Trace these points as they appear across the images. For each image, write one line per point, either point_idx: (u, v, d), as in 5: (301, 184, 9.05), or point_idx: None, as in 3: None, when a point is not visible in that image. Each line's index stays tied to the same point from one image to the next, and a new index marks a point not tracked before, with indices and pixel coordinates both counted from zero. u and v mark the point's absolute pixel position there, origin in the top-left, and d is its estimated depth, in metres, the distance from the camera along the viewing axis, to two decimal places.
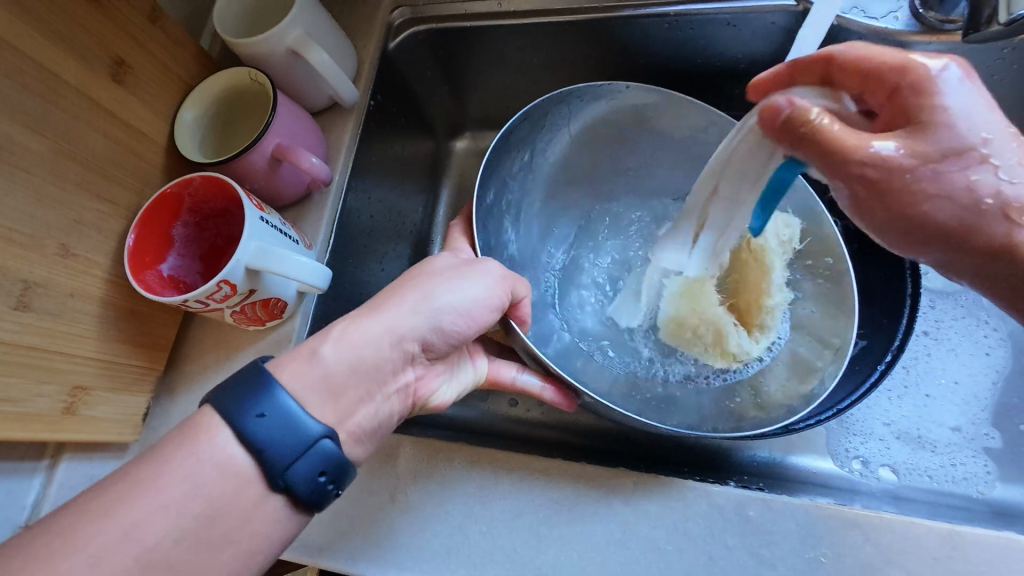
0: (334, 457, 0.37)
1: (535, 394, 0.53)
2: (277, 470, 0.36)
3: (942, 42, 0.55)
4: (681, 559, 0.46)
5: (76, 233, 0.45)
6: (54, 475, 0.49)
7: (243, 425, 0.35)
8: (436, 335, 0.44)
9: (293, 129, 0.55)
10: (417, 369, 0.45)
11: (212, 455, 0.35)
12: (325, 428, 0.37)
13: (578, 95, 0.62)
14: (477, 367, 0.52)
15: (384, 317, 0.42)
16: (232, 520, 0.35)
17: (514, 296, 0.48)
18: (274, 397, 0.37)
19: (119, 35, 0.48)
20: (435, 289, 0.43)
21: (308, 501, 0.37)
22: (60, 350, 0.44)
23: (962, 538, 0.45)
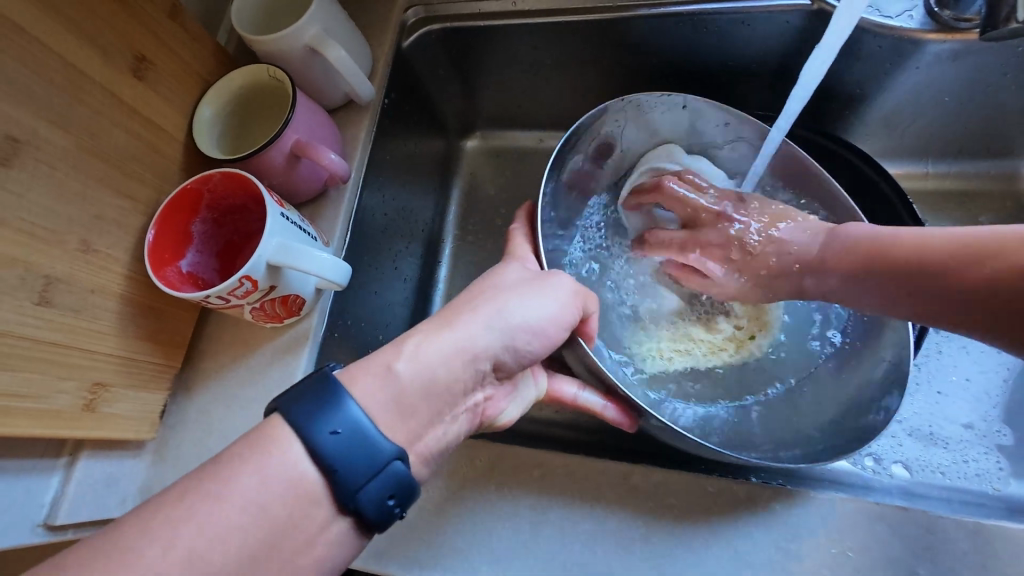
0: (404, 480, 0.35)
1: (596, 413, 0.52)
2: (348, 491, 0.34)
3: (955, 41, 0.56)
4: (705, 554, 0.46)
5: (97, 228, 0.45)
6: (72, 473, 0.48)
7: (316, 441, 0.34)
8: (509, 354, 0.43)
9: (311, 126, 0.55)
10: (485, 390, 0.44)
11: (284, 469, 0.33)
12: (397, 448, 0.35)
13: (612, 111, 0.61)
14: (538, 383, 0.50)
15: (459, 337, 0.40)
16: (303, 518, 0.33)
17: (585, 311, 0.48)
18: (345, 410, 0.35)
19: (140, 32, 0.48)
20: (510, 305, 0.43)
21: (374, 524, 0.35)
22: (80, 346, 0.44)
23: (987, 530, 0.45)
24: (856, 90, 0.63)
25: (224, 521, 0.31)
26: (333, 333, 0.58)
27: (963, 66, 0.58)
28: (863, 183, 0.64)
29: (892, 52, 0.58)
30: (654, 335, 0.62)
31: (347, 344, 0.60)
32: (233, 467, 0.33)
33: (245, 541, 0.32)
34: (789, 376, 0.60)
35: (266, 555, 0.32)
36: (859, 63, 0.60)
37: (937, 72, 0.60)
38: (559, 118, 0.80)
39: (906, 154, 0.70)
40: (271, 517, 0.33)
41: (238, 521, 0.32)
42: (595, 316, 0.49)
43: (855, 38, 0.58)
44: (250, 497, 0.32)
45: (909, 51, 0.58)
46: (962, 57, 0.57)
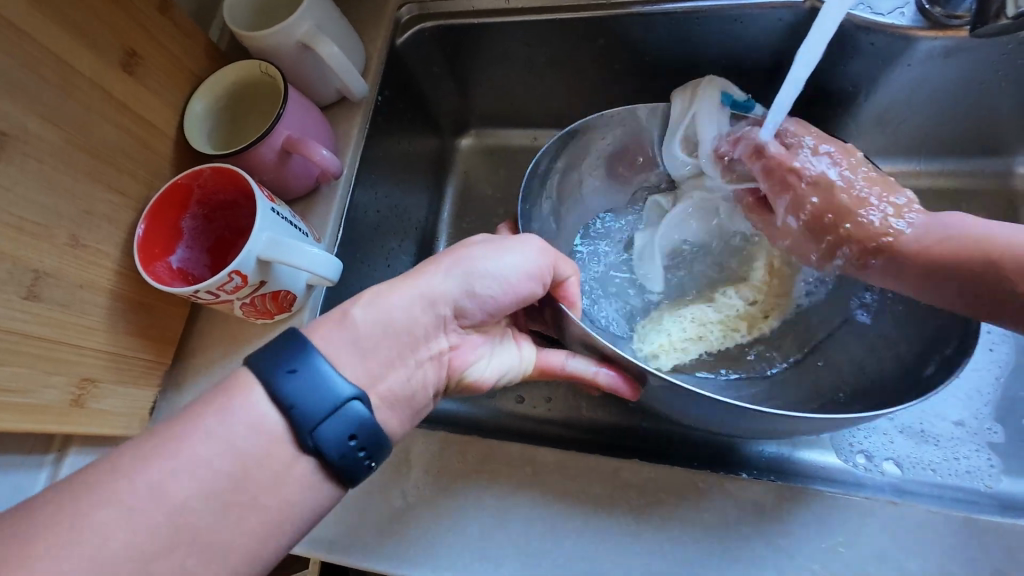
0: (364, 421, 0.37)
1: (587, 379, 0.49)
2: (307, 429, 0.36)
3: (948, 37, 0.56)
4: (695, 550, 0.46)
5: (87, 223, 0.45)
6: (60, 469, 0.48)
7: (276, 382, 0.36)
8: (469, 301, 0.44)
9: (303, 122, 0.55)
10: (450, 337, 0.45)
11: (246, 412, 0.36)
12: (355, 390, 0.38)
13: (549, 155, 0.62)
14: (523, 352, 0.49)
15: (417, 283, 0.42)
16: (267, 457, 0.36)
17: (555, 273, 0.48)
18: (308, 359, 0.38)
19: (132, 27, 0.48)
20: (474, 256, 0.44)
21: (338, 466, 0.37)
22: (69, 341, 0.44)
23: (974, 525, 0.45)
24: (849, 87, 0.63)
25: (191, 456, 0.34)
26: None
27: (955, 64, 0.59)
28: None
29: (884, 49, 0.58)
30: (669, 308, 0.62)
31: None
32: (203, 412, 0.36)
33: (211, 477, 0.34)
34: (816, 337, 0.60)
35: (231, 492, 0.35)
36: (851, 60, 0.61)
37: (929, 70, 0.60)
38: (553, 117, 0.80)
39: (900, 153, 0.70)
40: (235, 454, 0.35)
41: (203, 456, 0.35)
42: (573, 280, 0.49)
43: (847, 34, 0.58)
44: (215, 436, 0.35)
45: (901, 48, 0.58)
46: (953, 54, 0.58)
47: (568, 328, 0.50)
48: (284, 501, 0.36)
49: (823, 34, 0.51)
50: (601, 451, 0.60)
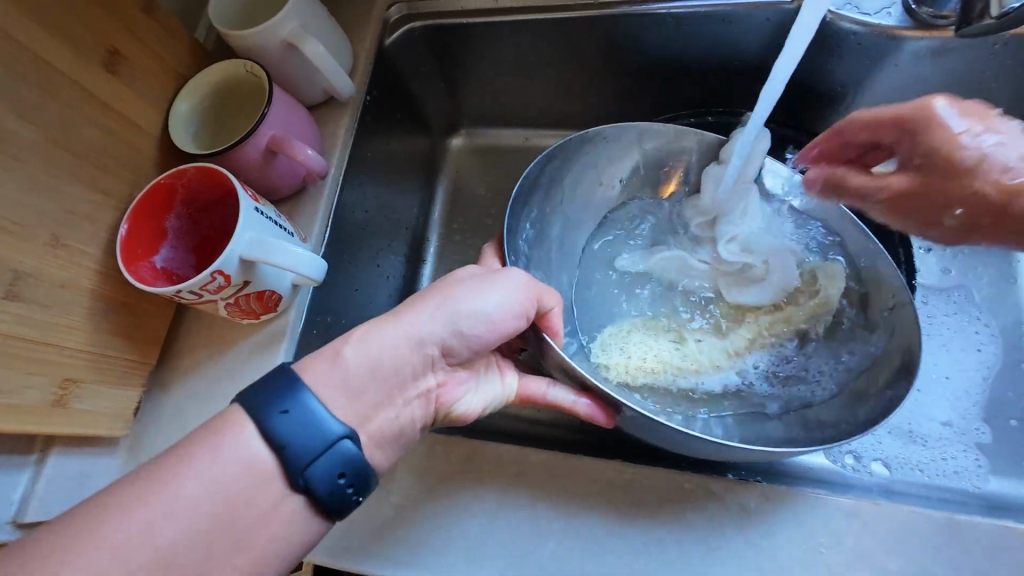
0: (353, 459, 0.38)
1: (568, 409, 0.48)
2: (298, 467, 0.37)
3: (933, 37, 0.56)
4: (678, 550, 0.45)
5: (68, 223, 0.45)
6: (42, 470, 0.47)
7: (267, 422, 0.36)
8: (455, 340, 0.43)
9: (289, 122, 0.55)
10: (438, 374, 0.45)
11: (235, 449, 0.36)
12: (346, 429, 0.38)
13: (544, 167, 0.60)
14: (506, 381, 0.49)
15: (404, 320, 0.42)
16: (256, 496, 0.36)
17: (541, 306, 0.47)
18: (298, 396, 0.38)
19: (115, 27, 0.48)
20: (458, 295, 0.43)
21: (326, 502, 0.38)
22: (50, 341, 0.44)
23: (958, 525, 0.45)
24: (837, 88, 0.63)
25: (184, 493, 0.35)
26: (310, 330, 0.57)
27: (942, 65, 0.59)
28: None
29: (871, 50, 0.58)
30: (638, 330, 0.60)
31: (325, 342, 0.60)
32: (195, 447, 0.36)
33: (201, 513, 0.35)
34: (806, 361, 0.57)
35: (221, 531, 0.35)
36: (839, 61, 0.61)
37: (916, 70, 0.60)
38: (544, 117, 0.80)
39: None
40: (222, 491, 0.35)
41: (191, 495, 0.35)
42: (556, 311, 0.48)
43: (834, 35, 0.58)
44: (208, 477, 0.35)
45: (888, 48, 0.58)
46: (940, 54, 0.58)
47: (548, 354, 0.50)
48: (270, 538, 0.36)
49: (800, 38, 0.52)
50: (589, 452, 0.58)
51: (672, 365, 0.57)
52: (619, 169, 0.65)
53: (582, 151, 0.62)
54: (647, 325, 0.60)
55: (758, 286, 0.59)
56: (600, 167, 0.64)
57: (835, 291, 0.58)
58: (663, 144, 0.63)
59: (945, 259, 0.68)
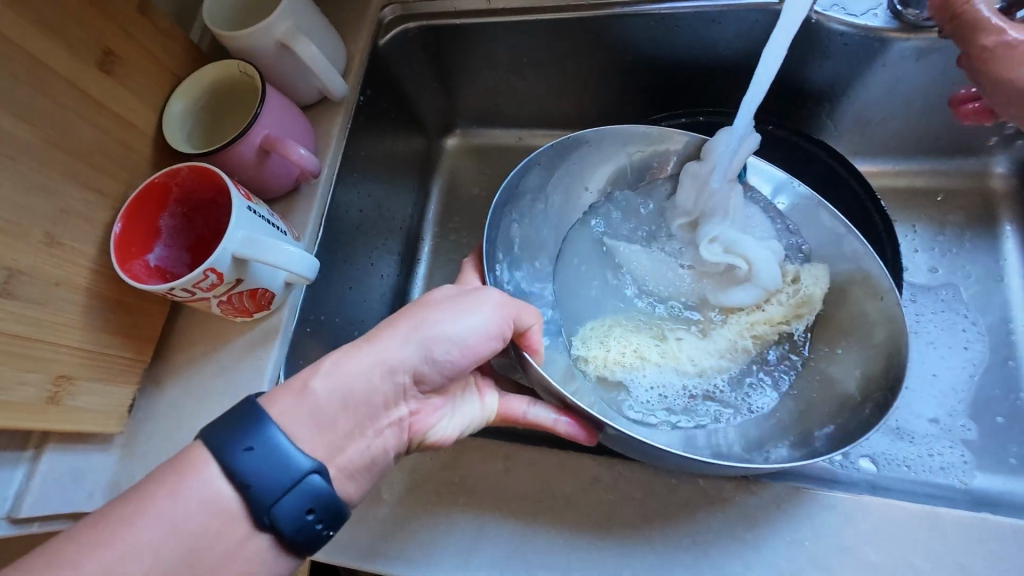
0: (321, 494, 0.38)
1: (549, 427, 0.49)
2: (263, 506, 0.37)
3: (920, 38, 0.57)
4: (665, 543, 0.46)
5: (62, 222, 0.45)
6: (37, 467, 0.48)
7: (232, 461, 0.37)
8: (428, 366, 0.44)
9: (282, 121, 0.55)
10: (411, 403, 0.45)
11: (200, 489, 0.37)
12: (314, 463, 0.38)
13: (525, 172, 0.60)
14: (486, 403, 0.49)
15: (376, 347, 0.42)
16: (221, 534, 0.37)
17: (517, 325, 0.47)
18: (264, 432, 0.38)
19: (110, 27, 0.48)
20: (431, 319, 0.44)
21: (293, 539, 0.38)
22: (44, 339, 0.44)
23: (939, 519, 0.45)
24: (826, 88, 0.64)
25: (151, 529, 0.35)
26: (303, 328, 0.57)
27: (928, 65, 0.59)
28: (835, 184, 0.65)
29: (859, 50, 0.59)
30: (619, 325, 0.60)
31: (320, 341, 0.60)
32: (166, 479, 0.37)
33: (168, 550, 0.35)
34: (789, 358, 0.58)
35: (188, 568, 0.36)
36: (828, 61, 0.61)
37: (904, 70, 0.60)
38: (539, 117, 0.80)
39: (880, 152, 0.71)
40: (185, 533, 0.36)
41: (154, 538, 0.35)
42: (535, 329, 0.48)
43: (821, 36, 0.59)
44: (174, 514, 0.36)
45: (876, 49, 0.59)
46: (927, 54, 0.58)
47: (529, 373, 0.50)
48: (237, 574, 0.36)
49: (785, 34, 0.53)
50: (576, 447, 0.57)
51: (652, 359, 0.57)
52: (606, 170, 0.65)
53: (565, 157, 0.63)
54: (627, 322, 0.61)
55: (744, 287, 0.59)
56: (584, 170, 0.65)
57: (817, 291, 0.57)
58: (649, 145, 0.63)
59: (932, 258, 0.69)
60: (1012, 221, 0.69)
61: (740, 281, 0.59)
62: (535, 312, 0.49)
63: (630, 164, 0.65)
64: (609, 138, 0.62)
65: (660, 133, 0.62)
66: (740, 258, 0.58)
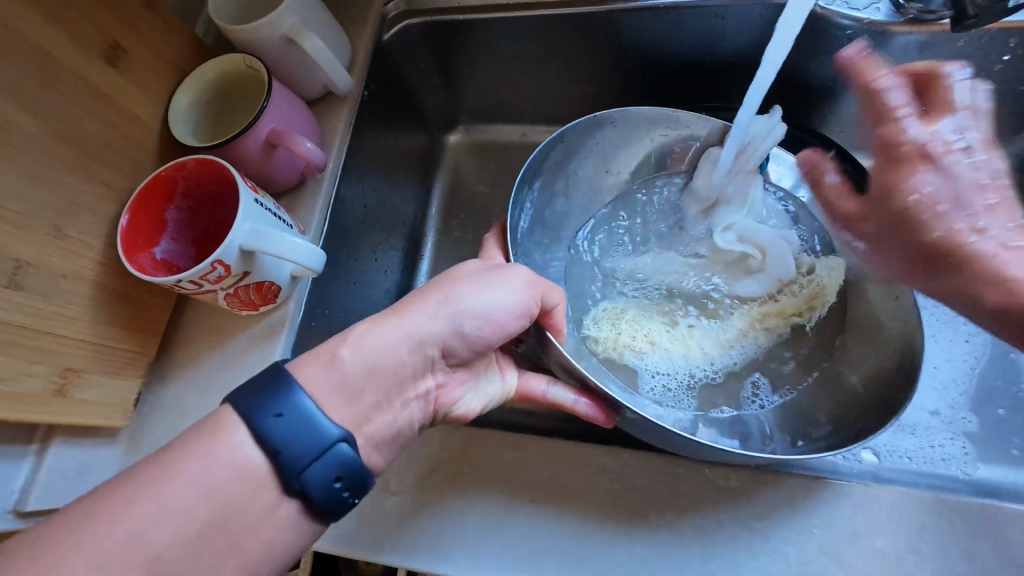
0: (349, 462, 0.38)
1: (568, 407, 0.50)
2: (294, 472, 0.37)
3: (922, 32, 0.57)
4: (672, 533, 0.46)
5: (69, 214, 0.45)
6: (42, 461, 0.48)
7: (261, 426, 0.37)
8: (458, 340, 0.44)
9: (288, 115, 0.55)
10: (437, 376, 0.45)
11: (230, 453, 0.37)
12: (343, 432, 0.38)
13: (547, 155, 0.60)
14: (506, 380, 0.51)
15: (406, 322, 0.43)
16: (251, 501, 0.37)
17: (544, 304, 0.48)
18: (292, 398, 0.38)
19: (116, 20, 0.48)
20: (459, 293, 0.44)
21: (321, 505, 0.38)
22: (53, 331, 0.44)
23: (945, 505, 0.46)
24: (828, 82, 0.64)
25: (180, 488, 0.35)
26: (310, 322, 0.58)
27: (930, 60, 0.60)
28: None
29: (862, 45, 0.59)
30: (632, 307, 0.61)
31: (324, 334, 0.61)
32: (194, 444, 0.37)
33: (197, 511, 0.35)
34: (804, 354, 0.59)
35: (216, 534, 0.36)
36: (830, 55, 0.61)
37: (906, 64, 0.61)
38: (541, 113, 0.80)
39: None
40: (215, 499, 0.36)
41: (182, 504, 0.35)
42: (560, 308, 0.49)
43: (824, 31, 0.59)
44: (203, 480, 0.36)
45: (878, 43, 0.59)
46: (928, 49, 0.59)
47: (551, 352, 0.51)
48: (249, 564, 0.37)
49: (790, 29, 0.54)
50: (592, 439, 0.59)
51: (662, 343, 0.58)
52: (624, 155, 0.66)
53: (585, 142, 0.63)
54: (641, 306, 0.61)
55: (756, 276, 0.59)
56: (605, 154, 0.65)
57: (831, 282, 0.59)
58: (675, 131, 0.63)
59: None
60: None
61: (754, 272, 0.59)
62: (560, 292, 0.50)
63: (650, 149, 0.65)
64: (628, 124, 0.63)
65: (680, 118, 0.62)
66: (755, 248, 0.59)
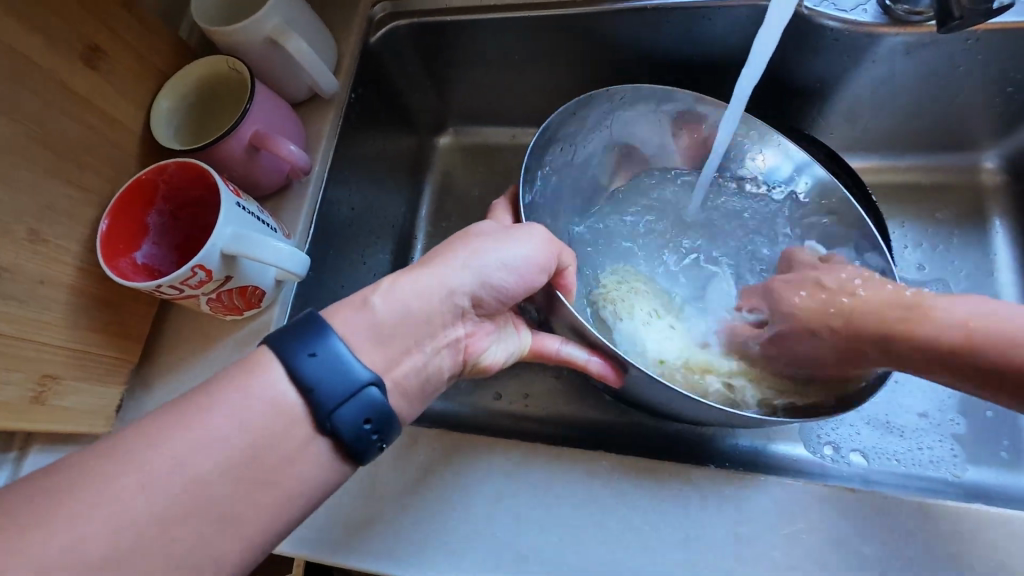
0: (379, 405, 0.38)
1: (580, 367, 0.50)
2: (325, 411, 0.37)
3: (908, 33, 0.57)
4: (659, 539, 0.46)
5: (46, 218, 0.44)
6: (21, 467, 0.48)
7: (297, 364, 0.37)
8: (485, 291, 0.45)
9: (271, 118, 0.55)
10: (467, 325, 0.46)
11: (265, 389, 0.36)
12: (372, 375, 0.38)
13: (552, 128, 0.61)
14: (521, 337, 0.52)
15: (438, 272, 0.44)
16: (285, 435, 0.36)
17: (559, 263, 0.50)
18: (327, 341, 0.38)
19: (94, 23, 0.48)
20: (485, 248, 0.45)
21: (350, 448, 0.38)
22: (31, 338, 0.43)
23: (931, 510, 0.45)
24: (817, 83, 0.64)
25: (203, 438, 0.34)
26: None
27: (917, 60, 0.60)
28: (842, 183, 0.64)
29: (849, 45, 0.59)
30: (642, 281, 0.63)
31: None
32: (216, 394, 0.36)
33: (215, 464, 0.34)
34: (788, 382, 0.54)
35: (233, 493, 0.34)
36: (819, 56, 0.61)
37: (894, 66, 0.61)
38: (530, 114, 0.80)
39: (870, 148, 0.71)
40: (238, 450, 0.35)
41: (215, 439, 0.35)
42: (571, 269, 0.51)
43: (811, 32, 0.59)
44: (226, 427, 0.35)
45: (865, 44, 0.59)
46: (916, 49, 0.59)
47: (560, 313, 0.52)
48: None
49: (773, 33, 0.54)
50: (594, 446, 0.62)
51: (643, 313, 0.59)
52: (624, 132, 0.67)
53: (589, 116, 0.64)
54: (651, 285, 0.62)
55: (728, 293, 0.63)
56: (603, 132, 0.66)
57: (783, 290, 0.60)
58: (676, 118, 0.66)
59: (922, 255, 0.69)
60: (1002, 216, 0.69)
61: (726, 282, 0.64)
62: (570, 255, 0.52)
63: (647, 129, 0.67)
64: (630, 99, 0.64)
65: (680, 96, 0.63)
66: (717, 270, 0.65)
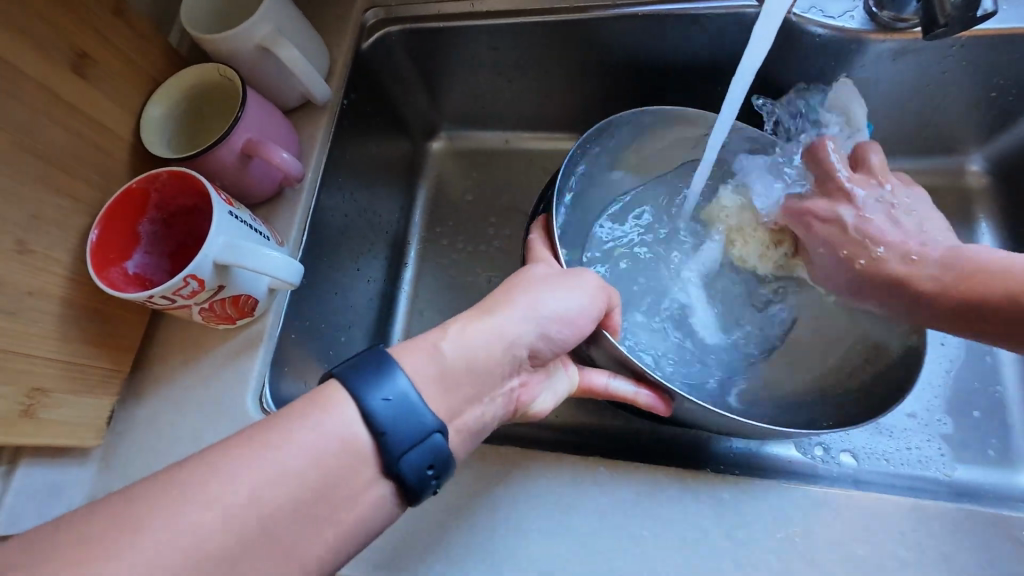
0: (442, 451, 0.37)
1: (629, 400, 0.52)
2: (393, 456, 0.36)
3: (894, 40, 0.58)
4: (657, 543, 0.46)
5: (35, 228, 0.44)
6: (10, 483, 0.47)
7: (369, 407, 0.35)
8: (543, 341, 0.45)
9: (263, 125, 0.55)
10: (522, 376, 0.45)
11: (337, 428, 0.35)
12: (439, 422, 0.37)
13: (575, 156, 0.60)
14: (570, 374, 0.51)
15: (499, 321, 0.43)
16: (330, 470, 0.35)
17: (609, 305, 0.50)
18: (395, 380, 0.37)
19: (81, 28, 0.47)
20: (543, 296, 0.46)
21: (410, 492, 0.37)
22: (20, 350, 0.43)
23: (923, 511, 0.46)
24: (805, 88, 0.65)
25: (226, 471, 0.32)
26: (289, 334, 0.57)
27: (904, 64, 0.61)
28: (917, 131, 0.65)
29: (837, 51, 0.60)
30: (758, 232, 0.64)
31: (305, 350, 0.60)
32: None
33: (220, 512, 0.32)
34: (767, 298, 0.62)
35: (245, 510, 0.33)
36: (807, 63, 0.62)
37: (879, 71, 0.62)
38: (523, 119, 0.80)
39: None
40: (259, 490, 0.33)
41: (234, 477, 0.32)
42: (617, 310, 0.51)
43: (799, 38, 0.60)
44: (234, 437, 0.34)
45: (853, 50, 0.60)
46: (902, 55, 0.60)
47: (602, 348, 0.53)
48: None
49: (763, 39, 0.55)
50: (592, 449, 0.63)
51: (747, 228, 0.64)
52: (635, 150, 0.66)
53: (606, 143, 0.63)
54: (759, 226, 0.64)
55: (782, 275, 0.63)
56: (619, 148, 0.65)
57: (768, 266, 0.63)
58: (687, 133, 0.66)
59: None
60: (986, 217, 0.71)
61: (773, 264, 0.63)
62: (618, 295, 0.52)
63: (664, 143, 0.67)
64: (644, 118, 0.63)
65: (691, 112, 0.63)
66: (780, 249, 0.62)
